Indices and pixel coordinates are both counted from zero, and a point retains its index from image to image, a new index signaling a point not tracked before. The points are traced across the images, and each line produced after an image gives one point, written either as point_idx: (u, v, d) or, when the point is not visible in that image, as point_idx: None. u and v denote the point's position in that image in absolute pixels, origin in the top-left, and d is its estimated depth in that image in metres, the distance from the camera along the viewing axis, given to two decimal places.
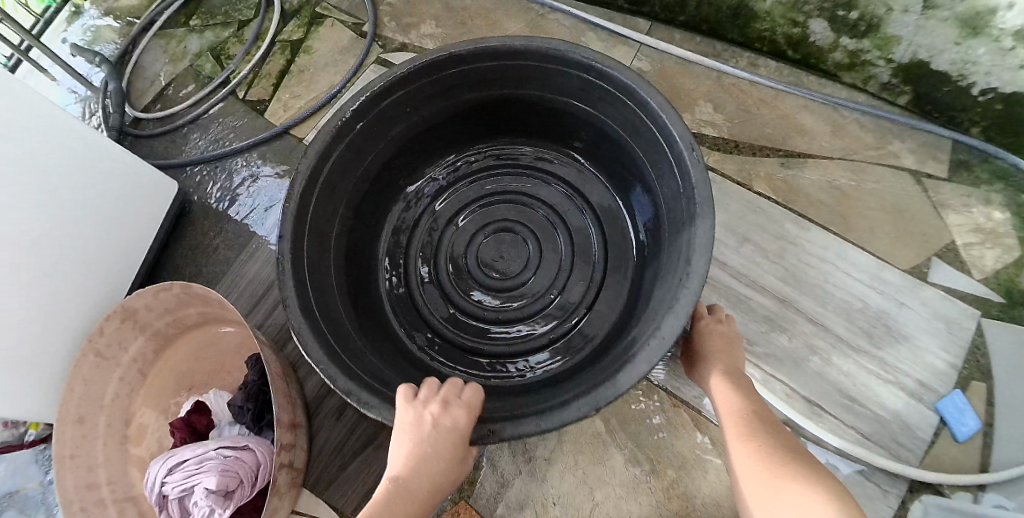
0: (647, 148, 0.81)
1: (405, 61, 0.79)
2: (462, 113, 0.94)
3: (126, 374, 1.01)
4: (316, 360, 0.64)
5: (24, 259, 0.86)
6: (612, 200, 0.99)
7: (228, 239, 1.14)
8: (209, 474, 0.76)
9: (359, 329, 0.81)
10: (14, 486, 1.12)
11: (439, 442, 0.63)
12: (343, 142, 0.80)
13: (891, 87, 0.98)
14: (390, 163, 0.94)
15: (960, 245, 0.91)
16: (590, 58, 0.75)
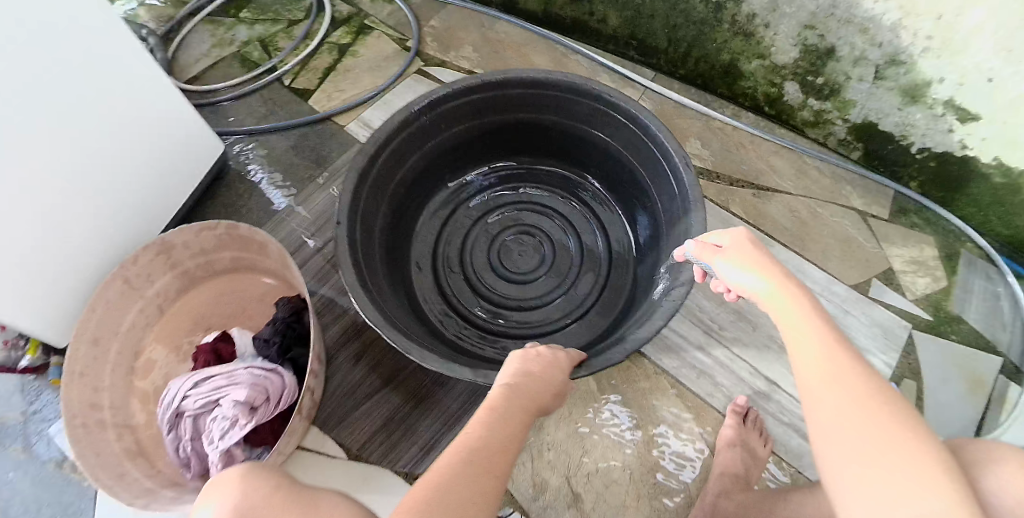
0: (649, 167, 0.97)
1: (449, 83, 0.94)
2: (489, 132, 1.08)
3: (146, 306, 1.03)
4: (375, 320, 0.74)
5: (75, 185, 0.89)
6: (616, 214, 1.14)
7: (261, 204, 1.18)
8: (240, 387, 0.82)
9: (397, 301, 0.91)
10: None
11: (554, 372, 0.70)
12: (390, 146, 0.92)
13: (846, 143, 1.17)
14: (426, 170, 1.06)
15: (897, 271, 1.08)
16: (603, 89, 0.92)
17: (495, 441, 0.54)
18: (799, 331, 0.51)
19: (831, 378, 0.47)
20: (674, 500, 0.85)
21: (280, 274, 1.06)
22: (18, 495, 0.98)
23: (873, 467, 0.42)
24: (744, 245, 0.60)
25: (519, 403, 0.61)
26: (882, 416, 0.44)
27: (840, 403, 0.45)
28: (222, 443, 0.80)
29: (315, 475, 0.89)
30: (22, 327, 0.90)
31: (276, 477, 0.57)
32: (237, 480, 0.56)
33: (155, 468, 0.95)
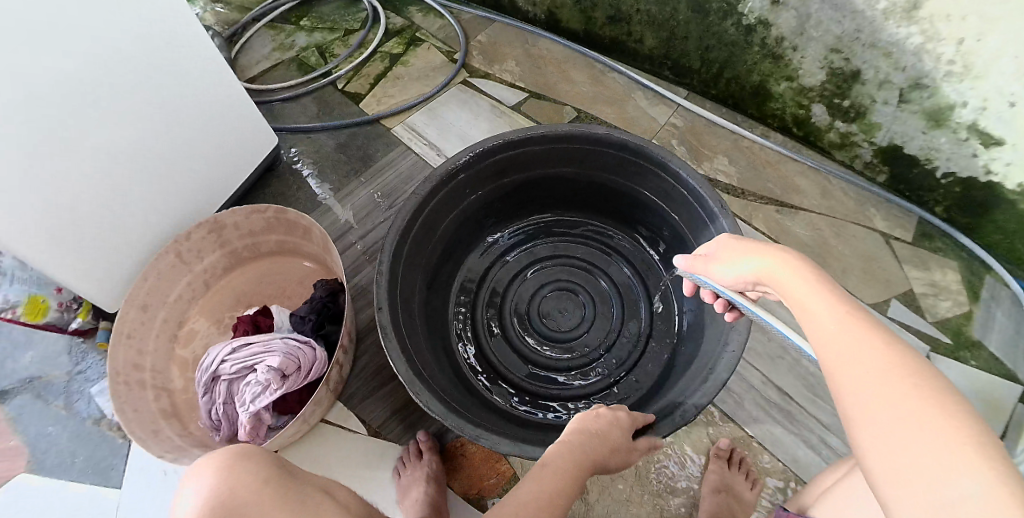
0: (681, 210, 0.90)
1: (460, 151, 0.85)
2: (504, 194, 0.98)
3: (193, 280, 1.12)
4: (439, 412, 0.67)
5: (142, 162, 0.98)
6: (652, 261, 1.02)
7: (307, 196, 1.27)
8: (275, 355, 0.88)
9: (438, 369, 0.83)
10: (40, 372, 1.12)
11: (615, 436, 0.69)
12: (419, 217, 0.83)
13: (872, 165, 1.18)
14: (447, 243, 0.95)
15: (918, 293, 1.08)
16: (631, 139, 0.85)
17: (550, 512, 0.53)
18: (807, 302, 0.46)
19: (847, 346, 0.40)
20: (678, 500, 0.85)
21: (319, 259, 1.14)
22: (56, 447, 1.05)
23: (906, 439, 0.34)
24: (734, 242, 0.60)
25: (579, 474, 0.60)
26: (915, 383, 0.37)
27: (861, 372, 0.39)
28: (252, 406, 0.86)
29: (334, 447, 0.94)
30: (83, 290, 1.00)
31: (267, 461, 0.56)
32: (224, 467, 0.54)
33: (187, 428, 1.01)
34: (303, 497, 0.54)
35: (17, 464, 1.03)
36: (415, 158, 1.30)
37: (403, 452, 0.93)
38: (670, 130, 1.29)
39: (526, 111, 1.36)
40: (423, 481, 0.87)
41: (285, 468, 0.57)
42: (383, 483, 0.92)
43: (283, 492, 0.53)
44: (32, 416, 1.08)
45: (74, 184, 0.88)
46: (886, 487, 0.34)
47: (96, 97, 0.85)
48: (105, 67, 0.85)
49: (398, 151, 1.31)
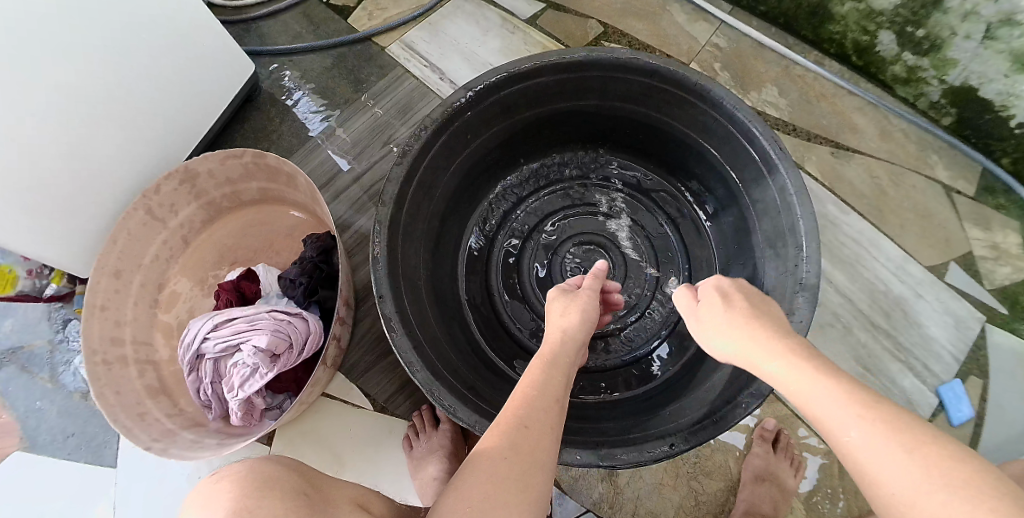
0: (725, 149, 0.76)
1: (455, 91, 0.71)
2: (512, 138, 0.83)
3: (170, 237, 1.00)
4: (467, 420, 0.62)
5: (85, 112, 0.82)
6: (694, 214, 0.88)
7: (293, 128, 1.07)
8: (261, 333, 0.79)
9: (450, 350, 0.74)
10: (21, 342, 1.07)
11: (560, 317, 0.65)
12: (414, 175, 0.71)
13: (938, 107, 0.98)
14: (451, 200, 0.82)
15: (977, 257, 0.94)
16: (662, 63, 0.70)
17: (546, 423, 0.51)
18: (809, 400, 0.44)
19: (879, 465, 0.39)
20: (715, 482, 0.80)
21: (307, 207, 1.00)
22: (46, 424, 1.02)
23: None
24: (717, 308, 0.58)
25: (553, 369, 0.58)
26: (950, 498, 0.35)
27: (895, 495, 0.38)
28: (242, 391, 0.79)
29: (340, 423, 0.86)
30: (51, 258, 0.88)
31: (288, 494, 0.47)
32: (241, 508, 0.44)
33: (177, 406, 0.96)
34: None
35: (10, 441, 1.01)
36: (414, 83, 1.06)
37: (415, 419, 0.85)
38: (712, 51, 1.05)
39: (542, 25, 1.09)
40: (440, 453, 0.80)
41: (310, 499, 0.49)
42: (393, 462, 0.84)
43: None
44: (18, 390, 1.04)
45: (12, 145, 0.73)
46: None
47: (26, 41, 0.70)
48: (14, 13, 0.67)
49: (396, 74, 1.07)
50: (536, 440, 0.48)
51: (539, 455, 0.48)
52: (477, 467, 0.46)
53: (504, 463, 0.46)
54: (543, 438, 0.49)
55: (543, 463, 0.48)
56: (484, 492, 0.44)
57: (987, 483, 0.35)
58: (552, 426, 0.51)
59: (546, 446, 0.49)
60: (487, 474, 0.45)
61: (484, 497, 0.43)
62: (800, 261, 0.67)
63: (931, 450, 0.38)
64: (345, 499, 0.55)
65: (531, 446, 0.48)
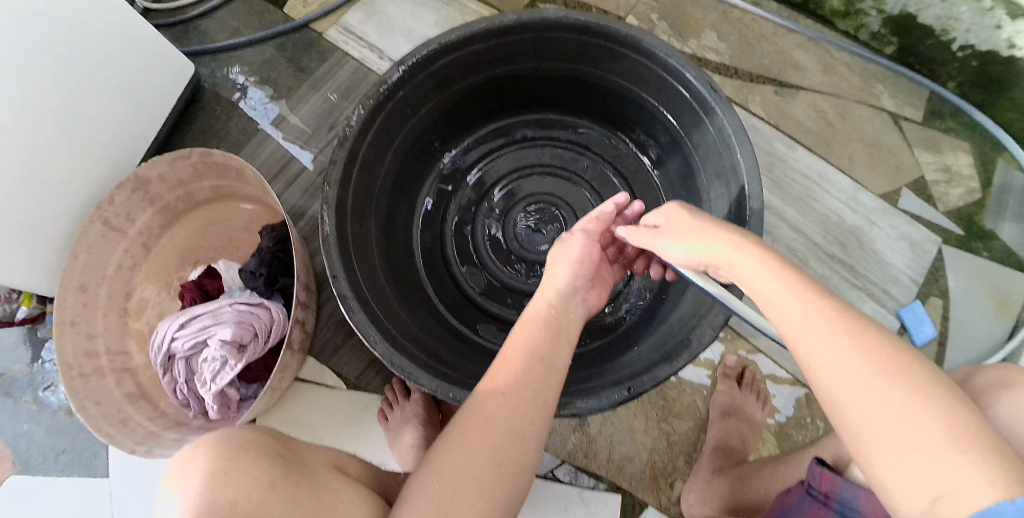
0: (661, 96, 0.76)
1: (390, 67, 0.71)
2: (454, 108, 0.83)
3: (131, 245, 1.00)
4: (428, 386, 0.64)
5: (27, 129, 0.81)
6: (638, 161, 0.89)
7: (241, 123, 1.06)
8: (226, 325, 0.79)
9: (412, 320, 0.75)
10: (1, 368, 1.07)
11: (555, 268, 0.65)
12: (356, 155, 0.71)
13: (879, 36, 0.98)
14: (399, 177, 0.82)
15: (929, 180, 0.95)
16: (589, 18, 0.70)
17: (530, 388, 0.52)
18: (770, 297, 0.47)
19: (822, 355, 0.41)
20: (684, 423, 0.83)
21: (260, 199, 1.00)
22: (36, 444, 1.03)
23: (893, 445, 0.35)
24: (689, 221, 0.60)
25: (544, 327, 0.58)
26: (887, 382, 0.37)
27: (832, 382, 0.39)
28: (215, 384, 0.80)
29: (315, 405, 0.87)
30: (16, 281, 0.88)
31: (265, 456, 0.48)
32: (222, 468, 0.45)
33: (158, 409, 0.97)
34: (314, 496, 0.48)
35: (4, 466, 1.03)
36: (355, 65, 1.06)
37: (386, 392, 0.86)
38: (649, 3, 1.04)
39: None
40: (414, 421, 0.81)
41: (287, 463, 0.50)
42: (371, 436, 0.86)
43: (294, 491, 0.47)
44: (5, 417, 1.05)
45: None
46: (892, 492, 0.35)
47: None
48: None
49: (336, 59, 1.07)
50: (514, 409, 0.50)
51: (519, 425, 0.49)
52: (454, 438, 0.48)
53: (477, 435, 0.48)
54: (525, 404, 0.51)
55: (528, 431, 0.49)
56: (458, 468, 0.46)
57: (921, 372, 0.38)
58: (539, 389, 0.52)
59: (528, 415, 0.50)
60: (460, 447, 0.47)
61: (454, 472, 0.45)
62: (742, 196, 0.67)
63: (871, 336, 0.40)
64: (323, 462, 0.56)
65: (510, 416, 0.49)
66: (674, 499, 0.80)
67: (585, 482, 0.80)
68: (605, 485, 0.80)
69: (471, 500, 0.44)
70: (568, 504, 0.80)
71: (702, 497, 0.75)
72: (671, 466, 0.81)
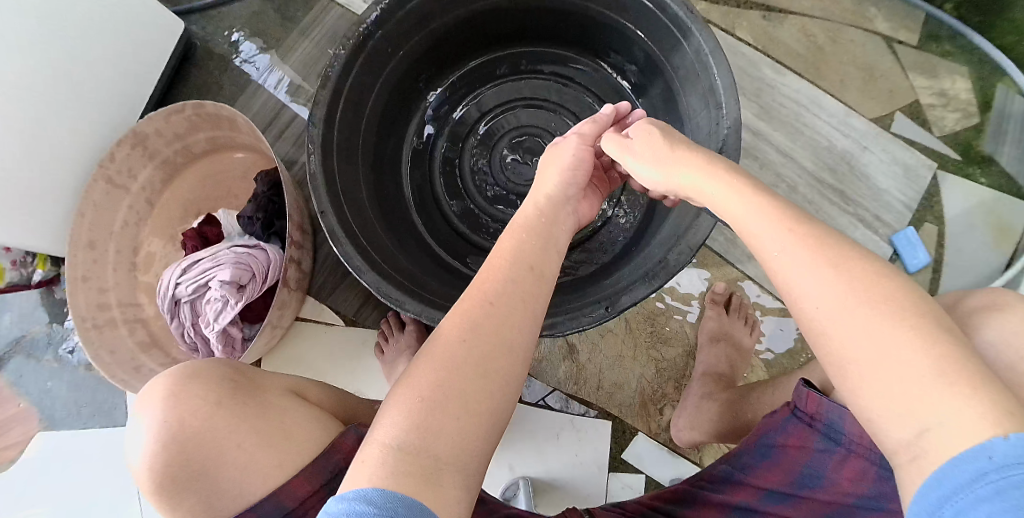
0: (638, 20, 0.76)
1: (369, 5, 0.70)
2: (436, 46, 0.83)
3: (135, 202, 1.03)
4: (413, 310, 0.66)
5: (21, 89, 0.82)
6: (620, 89, 0.89)
7: (233, 77, 1.08)
8: (225, 267, 0.82)
9: (403, 255, 0.78)
10: (22, 331, 1.11)
11: (546, 184, 0.64)
12: (339, 95, 0.71)
13: None
14: (384, 118, 0.83)
15: (924, 104, 0.94)
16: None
17: (520, 297, 0.48)
18: (744, 221, 0.46)
19: (805, 287, 0.39)
20: (673, 349, 0.85)
21: (255, 149, 1.02)
22: (60, 399, 1.08)
23: (878, 379, 0.35)
24: (657, 140, 0.59)
25: (531, 236, 0.56)
26: (872, 311, 0.36)
27: (816, 311, 0.39)
28: (218, 323, 0.83)
29: (315, 342, 0.91)
30: (23, 239, 0.91)
31: (218, 378, 0.54)
32: (171, 392, 0.52)
33: (170, 356, 1.02)
34: (261, 410, 0.53)
35: (31, 424, 1.07)
36: (340, 12, 1.06)
37: (382, 326, 0.89)
38: None
39: None
40: (408, 350, 0.84)
41: (238, 383, 0.55)
42: (369, 369, 0.90)
43: (239, 410, 0.52)
44: (30, 375, 1.10)
45: None
46: (877, 422, 0.35)
47: None
48: None
49: (322, 6, 1.07)
50: (504, 318, 0.46)
51: (508, 332, 0.46)
52: (436, 349, 0.44)
53: (463, 345, 0.44)
54: (514, 312, 0.47)
55: (515, 338, 0.46)
56: (442, 379, 0.42)
57: (906, 299, 0.36)
58: (528, 300, 0.49)
59: (517, 323, 0.47)
60: (446, 359, 0.43)
61: (439, 382, 0.42)
62: (720, 115, 0.67)
63: (856, 265, 0.39)
64: (281, 386, 0.59)
65: (498, 324, 0.46)
66: (663, 425, 0.83)
67: (576, 410, 0.83)
68: (596, 412, 0.83)
69: (458, 414, 0.41)
70: (560, 431, 0.82)
71: (691, 421, 0.76)
72: (661, 393, 0.83)
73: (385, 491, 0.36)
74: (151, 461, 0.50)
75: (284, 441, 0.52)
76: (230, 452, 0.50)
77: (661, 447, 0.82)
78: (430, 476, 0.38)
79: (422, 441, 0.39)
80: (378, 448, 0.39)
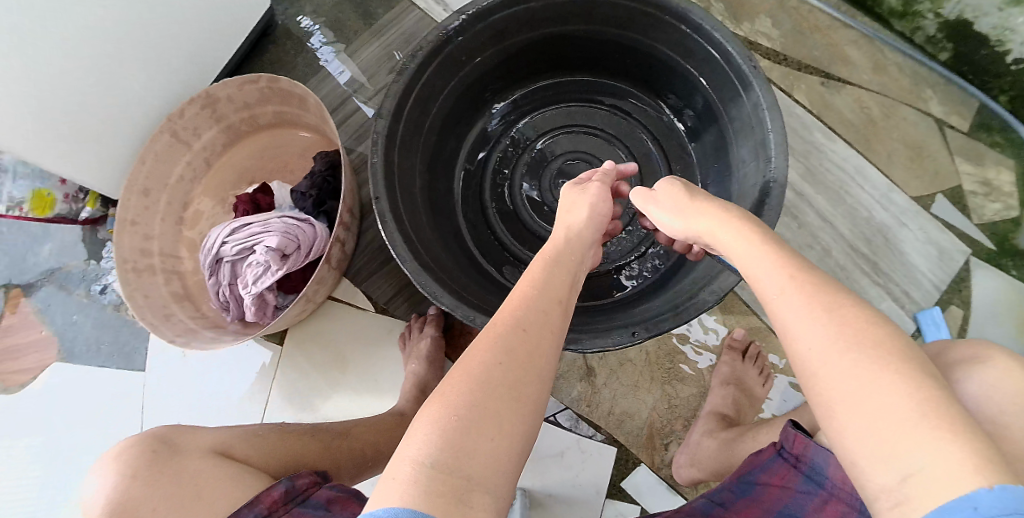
0: (703, 68, 0.79)
1: (451, 13, 0.74)
2: (507, 61, 0.87)
3: (193, 160, 1.07)
4: (449, 305, 0.69)
5: (111, 39, 0.88)
6: (674, 130, 0.93)
7: (307, 59, 1.13)
8: (273, 234, 0.86)
9: (444, 251, 0.81)
10: (59, 263, 1.14)
11: (569, 218, 0.64)
12: (409, 93, 0.75)
13: (935, 40, 0.98)
14: (448, 122, 0.87)
15: (966, 191, 0.95)
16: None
17: (549, 326, 0.48)
18: (750, 264, 0.47)
19: (796, 325, 0.39)
20: (687, 388, 0.86)
21: (319, 129, 1.07)
22: (83, 335, 1.11)
23: (863, 422, 0.34)
24: (677, 194, 0.62)
25: (556, 267, 0.56)
26: (860, 356, 0.35)
27: (808, 352, 0.38)
28: (256, 286, 0.87)
29: (343, 323, 0.96)
30: (80, 177, 0.96)
31: (139, 452, 0.59)
32: (103, 472, 0.58)
33: (199, 311, 1.05)
34: (176, 478, 0.56)
35: (49, 353, 1.10)
36: (419, 15, 1.11)
37: (410, 321, 0.94)
38: None
39: None
40: (418, 357, 0.89)
41: (158, 452, 0.59)
42: (390, 355, 0.95)
43: (154, 477, 0.56)
44: (57, 305, 1.12)
45: (39, 63, 0.80)
46: (860, 466, 0.34)
47: None
48: None
49: (402, 7, 1.12)
50: (535, 342, 0.46)
51: (537, 357, 0.45)
52: (463, 366, 0.43)
53: (497, 368, 0.42)
54: (542, 338, 0.47)
55: (542, 364, 0.45)
56: (475, 397, 0.40)
57: (894, 346, 0.36)
58: (553, 328, 0.48)
59: (544, 349, 0.46)
60: (478, 377, 0.41)
61: (474, 400, 0.40)
62: (768, 170, 0.70)
63: (848, 310, 0.38)
64: (206, 443, 0.62)
65: (529, 347, 0.45)
66: (666, 461, 0.84)
67: (584, 431, 0.85)
68: (603, 436, 0.84)
69: (492, 436, 0.39)
70: (566, 450, 0.84)
71: (692, 458, 0.78)
72: (668, 428, 0.85)
73: (416, 513, 0.34)
74: None
75: (196, 502, 0.55)
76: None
77: (660, 482, 0.83)
78: (462, 497, 0.36)
79: (455, 460, 0.37)
80: (409, 464, 0.37)
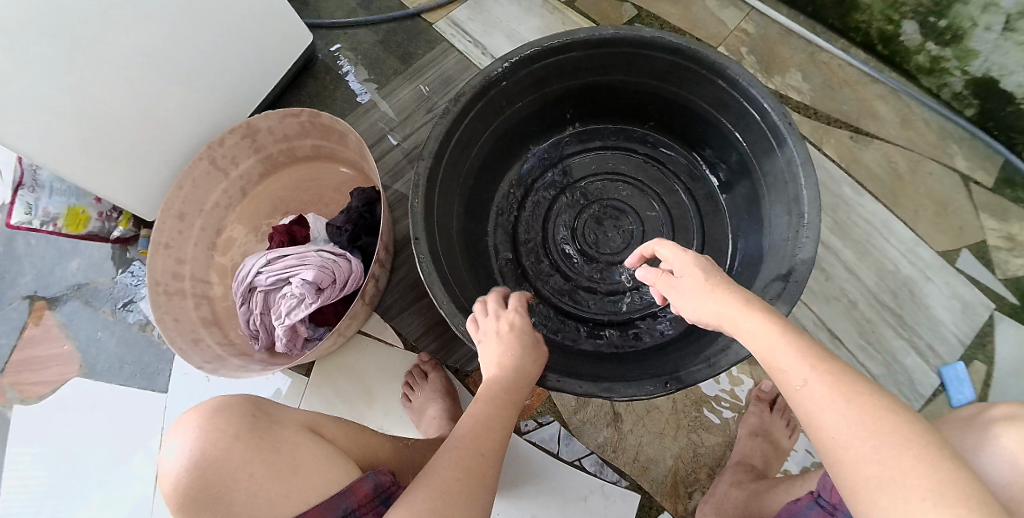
0: (737, 122, 0.81)
1: (494, 61, 0.76)
2: (545, 106, 0.89)
3: (229, 188, 1.10)
4: None
5: (165, 73, 0.92)
6: (706, 181, 0.94)
7: (346, 94, 1.17)
8: (309, 268, 0.88)
9: (476, 291, 0.82)
10: (86, 279, 1.15)
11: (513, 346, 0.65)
12: (451, 136, 0.77)
13: (961, 97, 0.99)
14: (484, 165, 0.89)
15: (991, 246, 0.96)
16: (683, 42, 0.74)
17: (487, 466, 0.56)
18: (778, 360, 0.44)
19: (821, 412, 0.41)
20: (713, 437, 0.87)
21: (356, 164, 1.09)
22: (105, 352, 1.12)
23: (887, 502, 0.36)
24: (697, 275, 0.53)
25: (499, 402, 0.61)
26: (884, 447, 0.38)
27: (834, 437, 0.40)
28: (289, 318, 0.88)
29: (372, 357, 0.98)
30: (119, 199, 0.97)
31: (238, 413, 0.63)
32: (198, 424, 0.61)
33: (227, 337, 1.06)
34: (276, 447, 0.62)
35: (71, 367, 1.11)
36: (458, 56, 1.15)
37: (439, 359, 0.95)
38: (740, 36, 1.08)
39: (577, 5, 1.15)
40: (436, 396, 0.90)
41: (257, 418, 0.64)
42: None
43: (257, 442, 0.61)
44: (82, 321, 1.14)
45: (93, 93, 0.83)
46: None
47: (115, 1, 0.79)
48: None
49: (442, 48, 1.16)
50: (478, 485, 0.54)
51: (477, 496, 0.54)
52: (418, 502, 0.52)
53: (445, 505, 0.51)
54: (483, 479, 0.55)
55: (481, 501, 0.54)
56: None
57: (913, 431, 0.38)
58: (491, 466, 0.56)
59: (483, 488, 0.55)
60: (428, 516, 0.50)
61: None
62: (801, 227, 0.71)
63: (867, 398, 0.40)
64: (296, 421, 0.68)
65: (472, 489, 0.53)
66: (690, 510, 0.84)
67: (609, 477, 0.85)
68: (628, 483, 0.85)
69: None
70: (589, 494, 0.85)
71: (718, 508, 0.78)
72: (693, 477, 0.85)
73: None
74: (176, 477, 0.59)
75: (293, 474, 0.60)
76: (243, 480, 0.59)
77: None
78: None
79: None
80: None
